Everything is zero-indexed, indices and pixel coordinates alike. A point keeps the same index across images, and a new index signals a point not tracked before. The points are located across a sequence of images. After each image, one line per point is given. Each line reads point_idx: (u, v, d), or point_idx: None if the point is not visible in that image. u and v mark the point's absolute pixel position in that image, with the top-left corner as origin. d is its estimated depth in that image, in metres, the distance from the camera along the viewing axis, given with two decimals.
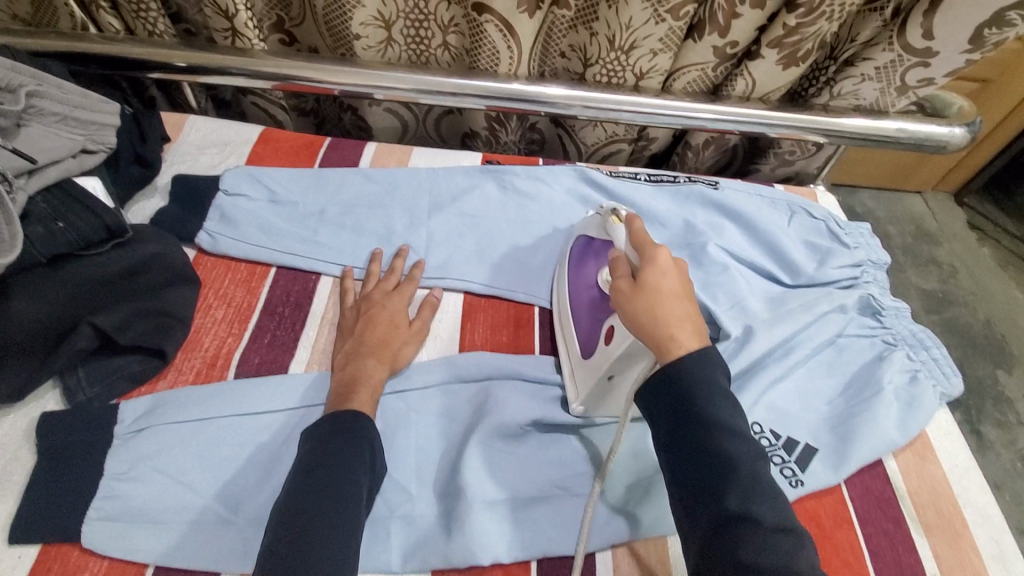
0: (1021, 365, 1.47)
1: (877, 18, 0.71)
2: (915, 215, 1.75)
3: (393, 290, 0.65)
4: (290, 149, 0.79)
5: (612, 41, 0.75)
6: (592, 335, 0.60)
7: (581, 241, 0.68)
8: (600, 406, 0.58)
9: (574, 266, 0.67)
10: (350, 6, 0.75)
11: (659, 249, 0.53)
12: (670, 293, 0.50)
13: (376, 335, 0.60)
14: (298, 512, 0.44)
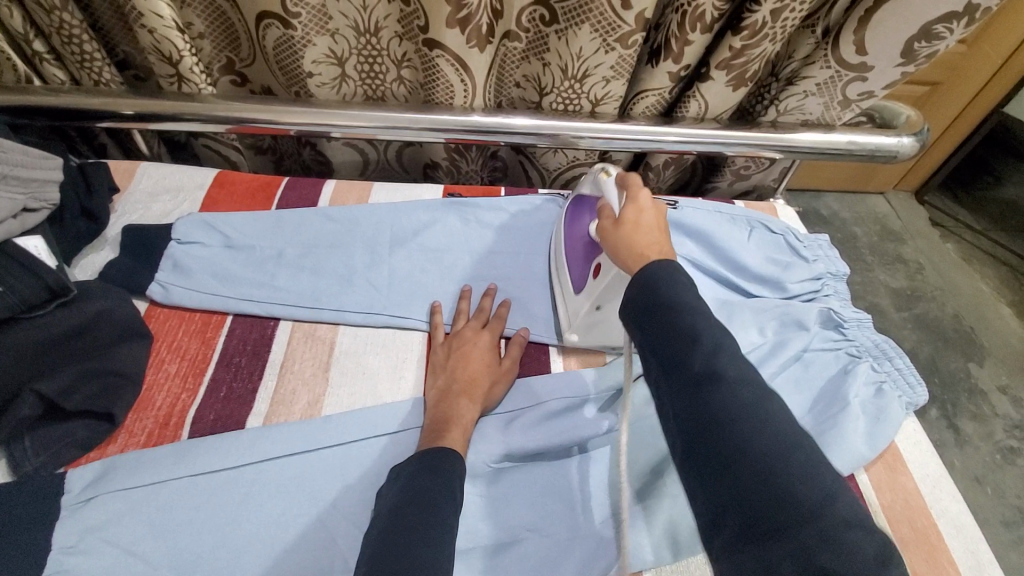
0: (990, 357, 1.50)
1: (811, 35, 0.74)
2: (879, 215, 1.79)
3: (483, 328, 0.66)
4: (246, 192, 0.78)
5: (565, 70, 0.76)
6: (582, 275, 0.67)
7: (576, 200, 0.72)
8: (588, 336, 0.67)
9: (573, 217, 0.71)
10: (301, 46, 0.75)
11: (642, 192, 0.56)
12: (649, 226, 0.52)
13: (467, 372, 0.61)
14: (417, 515, 0.44)
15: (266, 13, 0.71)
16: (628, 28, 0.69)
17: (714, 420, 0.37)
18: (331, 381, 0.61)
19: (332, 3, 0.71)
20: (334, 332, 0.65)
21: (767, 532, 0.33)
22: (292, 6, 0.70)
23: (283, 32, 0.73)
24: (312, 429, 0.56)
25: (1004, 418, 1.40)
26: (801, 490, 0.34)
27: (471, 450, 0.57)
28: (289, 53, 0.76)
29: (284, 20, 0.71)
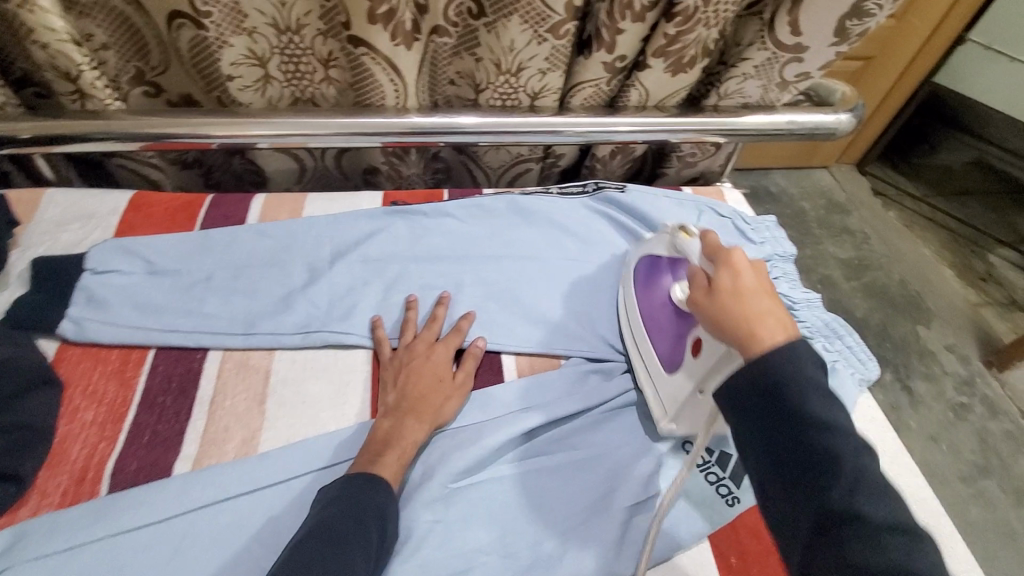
0: (937, 319, 1.56)
1: (757, 21, 0.73)
2: (825, 189, 1.84)
3: (434, 343, 0.63)
4: (165, 213, 0.72)
5: (498, 65, 0.73)
6: (675, 353, 0.58)
7: (646, 260, 0.65)
8: (685, 423, 0.57)
9: (647, 275, 0.64)
10: (217, 46, 0.68)
11: (733, 250, 0.49)
12: (751, 292, 0.46)
13: (419, 391, 0.57)
14: (334, 541, 0.42)
15: (177, 12, 0.66)
16: (558, 17, 0.66)
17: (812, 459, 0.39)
18: (268, 414, 0.57)
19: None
20: (269, 359, 0.61)
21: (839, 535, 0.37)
22: (201, 5, 0.64)
23: (196, 32, 0.68)
24: (248, 469, 0.52)
25: (953, 375, 1.46)
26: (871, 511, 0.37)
27: (427, 473, 0.55)
28: (207, 53, 0.70)
29: (196, 19, 0.66)
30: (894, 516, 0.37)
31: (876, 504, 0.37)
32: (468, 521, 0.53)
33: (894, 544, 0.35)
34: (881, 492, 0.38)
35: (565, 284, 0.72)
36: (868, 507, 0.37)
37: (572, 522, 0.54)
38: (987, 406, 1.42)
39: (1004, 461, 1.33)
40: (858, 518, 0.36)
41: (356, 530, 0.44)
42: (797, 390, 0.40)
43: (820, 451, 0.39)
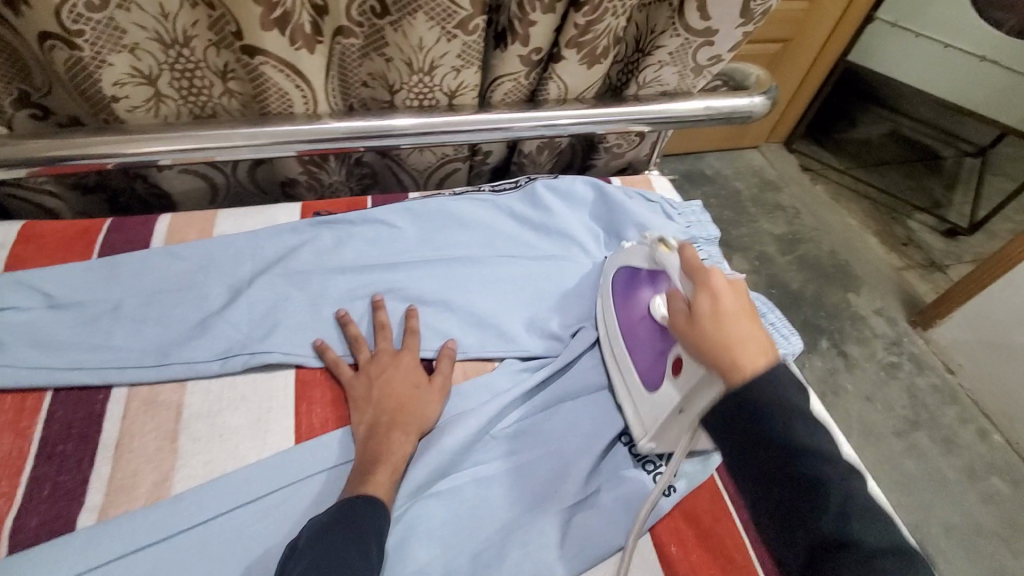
0: (865, 285, 1.64)
1: (666, 7, 0.73)
2: (756, 168, 1.90)
3: (392, 355, 0.60)
4: (57, 242, 0.66)
5: (410, 64, 0.71)
6: (654, 367, 0.58)
7: (623, 272, 0.66)
8: (667, 442, 0.57)
9: (625, 291, 0.64)
10: (94, 67, 0.63)
11: (710, 272, 0.52)
12: (736, 316, 0.49)
13: (396, 401, 0.56)
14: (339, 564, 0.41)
15: (46, 34, 0.58)
16: (465, 13, 0.65)
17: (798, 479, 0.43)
18: (182, 452, 0.53)
19: (120, 14, 0.61)
20: (180, 393, 0.56)
21: (829, 555, 0.41)
22: (72, 23, 0.58)
23: (69, 55, 0.61)
24: (161, 515, 0.48)
25: (882, 337, 1.54)
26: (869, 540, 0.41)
27: None
28: (81, 77, 0.63)
29: (68, 40, 0.59)
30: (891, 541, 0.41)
31: (867, 530, 0.41)
32: (404, 541, 0.51)
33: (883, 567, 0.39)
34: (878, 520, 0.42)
35: (498, 283, 0.70)
36: (855, 530, 0.41)
37: (510, 529, 0.53)
38: (914, 363, 1.51)
39: (933, 413, 1.43)
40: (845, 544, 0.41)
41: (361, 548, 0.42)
42: (776, 416, 0.44)
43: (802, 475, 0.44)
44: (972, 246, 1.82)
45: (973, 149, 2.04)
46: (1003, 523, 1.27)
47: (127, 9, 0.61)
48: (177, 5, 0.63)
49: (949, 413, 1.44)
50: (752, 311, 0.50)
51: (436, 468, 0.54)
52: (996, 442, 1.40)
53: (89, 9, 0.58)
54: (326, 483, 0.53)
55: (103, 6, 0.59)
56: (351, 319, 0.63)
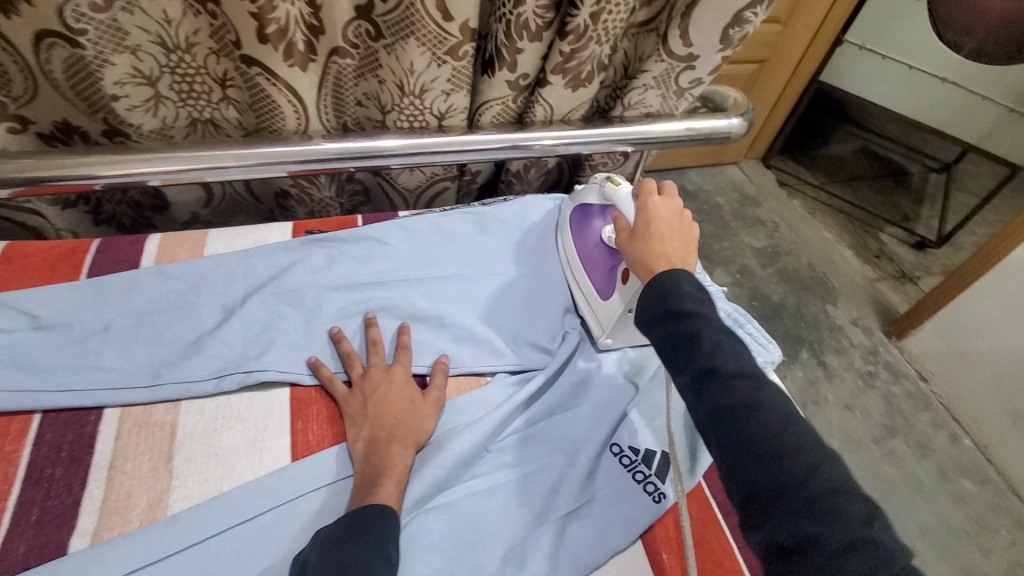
0: (842, 297, 1.70)
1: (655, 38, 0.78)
2: (734, 184, 1.96)
3: (385, 371, 0.61)
4: (46, 262, 0.66)
5: (401, 87, 0.73)
6: (607, 281, 0.68)
7: (578, 209, 0.74)
8: (622, 332, 0.69)
9: (579, 225, 0.73)
10: (97, 67, 0.63)
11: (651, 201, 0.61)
12: (669, 230, 0.59)
13: (392, 416, 0.57)
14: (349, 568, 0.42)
15: (45, 32, 0.59)
16: (456, 39, 0.67)
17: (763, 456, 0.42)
18: (177, 472, 0.53)
19: (124, 15, 0.61)
20: (174, 413, 0.57)
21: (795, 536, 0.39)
22: (74, 22, 0.59)
23: (72, 52, 0.62)
24: (156, 535, 0.48)
25: (859, 347, 1.59)
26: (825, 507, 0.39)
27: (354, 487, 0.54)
28: (82, 74, 0.64)
29: (70, 38, 0.60)
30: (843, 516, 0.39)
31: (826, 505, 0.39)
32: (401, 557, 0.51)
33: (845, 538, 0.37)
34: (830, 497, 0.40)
35: (488, 298, 0.71)
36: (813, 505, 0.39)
37: (506, 540, 0.54)
38: (890, 372, 1.56)
39: (908, 421, 1.47)
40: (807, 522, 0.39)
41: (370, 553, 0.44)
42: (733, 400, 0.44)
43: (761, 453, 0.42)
44: (940, 258, 1.89)
45: (939, 165, 2.13)
46: (976, 525, 1.31)
47: (131, 12, 0.61)
48: (180, 12, 0.64)
49: (923, 420, 1.48)
50: (684, 230, 0.59)
51: (434, 482, 0.55)
52: (966, 446, 1.45)
53: (93, 10, 0.58)
54: (324, 499, 0.53)
55: (107, 6, 0.59)
56: (344, 336, 0.64)
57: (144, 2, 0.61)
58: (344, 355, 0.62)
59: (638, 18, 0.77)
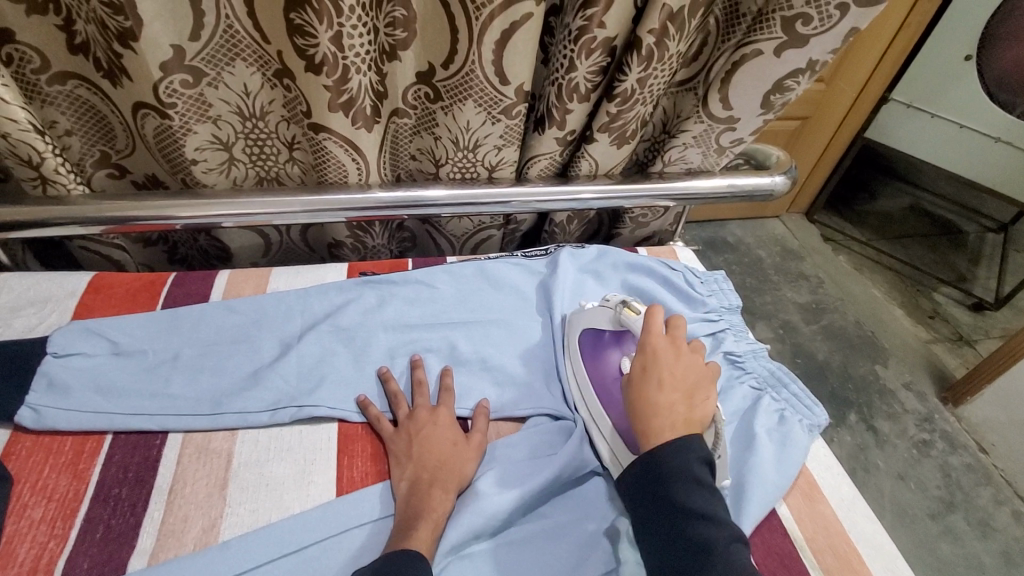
0: (892, 357, 1.63)
1: (692, 95, 0.81)
2: (778, 237, 1.94)
3: (431, 413, 0.62)
4: (126, 293, 0.71)
5: (456, 143, 0.78)
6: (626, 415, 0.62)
7: (587, 335, 0.70)
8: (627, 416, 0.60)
9: (593, 362, 0.68)
10: (181, 135, 0.69)
11: (673, 368, 0.58)
12: (672, 376, 0.58)
13: (435, 459, 0.58)
14: None
15: (141, 103, 0.66)
16: (509, 100, 0.72)
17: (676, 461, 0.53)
18: (230, 499, 0.56)
19: (210, 90, 0.67)
20: (231, 441, 0.60)
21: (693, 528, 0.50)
22: (167, 96, 0.65)
23: (161, 121, 0.68)
24: (207, 561, 0.50)
25: (913, 413, 1.51)
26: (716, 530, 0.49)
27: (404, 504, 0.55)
28: (169, 144, 0.71)
29: (160, 109, 0.66)
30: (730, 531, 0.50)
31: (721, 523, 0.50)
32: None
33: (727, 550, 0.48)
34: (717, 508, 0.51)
35: (530, 344, 0.73)
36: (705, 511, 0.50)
37: None
38: (946, 440, 1.47)
39: (966, 494, 1.38)
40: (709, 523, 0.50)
41: None
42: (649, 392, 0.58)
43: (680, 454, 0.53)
44: (999, 322, 1.80)
45: (994, 224, 2.05)
46: None
47: (215, 86, 0.67)
48: (258, 85, 0.70)
49: (982, 494, 1.38)
50: (699, 387, 0.58)
51: (467, 531, 0.55)
52: None
53: (184, 86, 0.65)
54: (367, 533, 0.55)
55: (196, 83, 0.66)
56: (392, 376, 0.67)
57: (227, 78, 0.67)
58: (393, 393, 0.64)
59: (677, 79, 0.81)
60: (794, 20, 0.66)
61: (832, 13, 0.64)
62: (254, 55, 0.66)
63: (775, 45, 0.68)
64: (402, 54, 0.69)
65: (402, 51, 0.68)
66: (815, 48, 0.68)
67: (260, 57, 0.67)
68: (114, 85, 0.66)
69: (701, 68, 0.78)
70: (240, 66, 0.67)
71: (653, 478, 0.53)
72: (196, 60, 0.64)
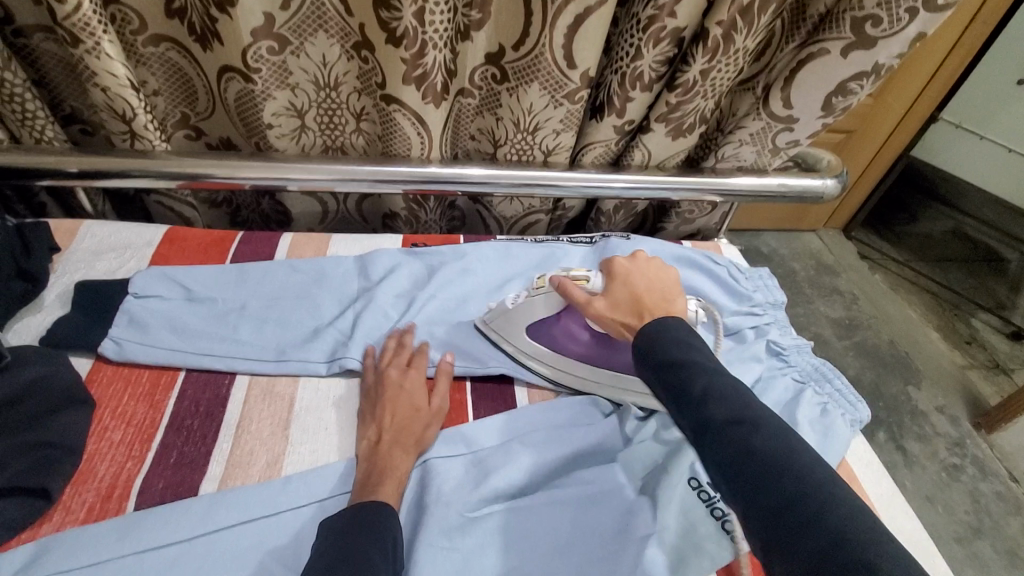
0: (926, 379, 1.60)
1: (751, 95, 0.82)
2: (813, 251, 1.92)
3: (412, 373, 0.63)
4: (198, 248, 0.75)
5: (517, 124, 0.80)
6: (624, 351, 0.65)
7: (531, 330, 0.68)
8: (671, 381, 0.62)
9: (547, 337, 0.68)
10: (261, 99, 0.74)
11: (648, 280, 0.60)
12: (652, 286, 0.59)
13: (398, 421, 0.58)
14: (355, 561, 0.43)
15: (228, 67, 0.71)
16: (574, 85, 0.74)
17: (737, 455, 0.42)
18: (292, 439, 0.59)
19: (292, 59, 0.71)
20: (293, 387, 0.63)
21: (803, 527, 0.38)
22: (253, 62, 0.69)
23: (244, 85, 0.72)
24: (272, 492, 0.53)
25: (945, 436, 1.48)
26: (807, 502, 0.38)
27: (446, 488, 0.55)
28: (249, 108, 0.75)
29: (245, 72, 0.70)
30: (845, 515, 0.37)
31: (827, 505, 0.38)
32: (464, 529, 0.53)
33: (848, 537, 0.36)
34: (823, 493, 0.39)
35: None
36: (811, 503, 0.38)
37: (580, 551, 0.54)
38: (977, 467, 1.44)
39: (995, 522, 1.34)
40: (812, 521, 0.37)
41: (376, 547, 0.45)
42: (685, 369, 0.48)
43: (736, 447, 0.43)
44: None
45: None
46: None
47: (298, 56, 0.71)
48: (337, 56, 0.73)
49: (1013, 524, 1.35)
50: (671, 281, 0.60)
51: (514, 481, 0.57)
52: None
53: (270, 53, 0.69)
54: (417, 478, 0.57)
55: (281, 50, 0.70)
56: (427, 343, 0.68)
57: (310, 48, 0.71)
58: (406, 354, 0.65)
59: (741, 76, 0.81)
60: (864, 22, 0.67)
61: (902, 16, 0.65)
62: (337, 28, 0.70)
63: (842, 45, 0.69)
64: (475, 34, 0.71)
65: (475, 32, 0.71)
66: (881, 52, 0.69)
67: (342, 29, 0.70)
68: (203, 49, 0.70)
69: (764, 67, 0.79)
70: (323, 37, 0.71)
71: (708, 433, 0.44)
72: (284, 29, 0.68)
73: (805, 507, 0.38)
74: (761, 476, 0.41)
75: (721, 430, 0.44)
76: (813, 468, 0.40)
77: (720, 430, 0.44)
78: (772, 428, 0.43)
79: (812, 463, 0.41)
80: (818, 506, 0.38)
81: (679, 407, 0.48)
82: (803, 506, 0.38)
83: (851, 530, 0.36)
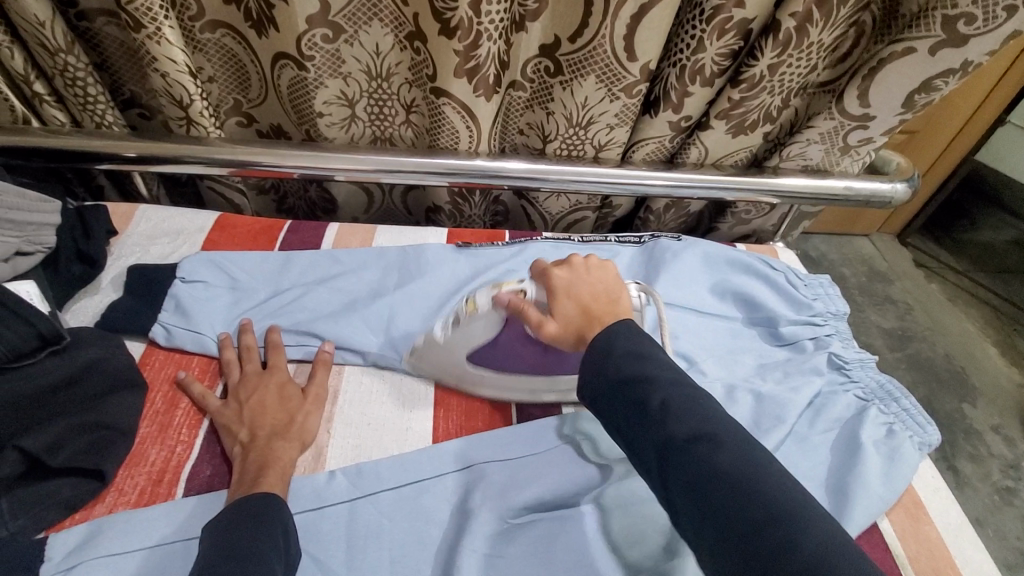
0: (983, 397, 1.51)
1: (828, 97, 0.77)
2: (865, 256, 1.83)
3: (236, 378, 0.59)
4: (246, 235, 0.76)
5: (569, 119, 0.77)
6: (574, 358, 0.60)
7: (472, 357, 0.61)
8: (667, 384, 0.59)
9: (490, 360, 0.61)
10: (314, 86, 0.73)
11: (591, 287, 0.55)
12: (595, 292, 0.54)
13: (270, 420, 0.55)
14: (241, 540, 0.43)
15: (283, 53, 0.70)
16: (632, 78, 0.71)
17: (704, 478, 0.40)
18: (335, 433, 0.59)
19: (346, 47, 0.71)
20: (338, 379, 0.63)
21: (773, 555, 0.35)
22: (308, 50, 0.69)
23: (297, 73, 0.72)
24: (317, 486, 0.53)
25: (1000, 459, 1.39)
26: (778, 530, 0.36)
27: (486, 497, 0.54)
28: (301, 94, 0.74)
29: (300, 59, 0.70)
30: (818, 541, 0.35)
31: (803, 532, 0.36)
32: (506, 537, 0.52)
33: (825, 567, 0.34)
34: (792, 518, 0.36)
35: None
36: (784, 531, 0.36)
37: (626, 565, 0.52)
38: None
39: None
40: (789, 550, 0.35)
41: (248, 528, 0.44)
42: (640, 384, 0.45)
43: (702, 469, 0.40)
44: None
45: None
46: None
47: (352, 44, 0.71)
48: (390, 46, 0.72)
49: None
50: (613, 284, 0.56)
51: (555, 490, 0.55)
52: None
53: (325, 40, 0.69)
54: (461, 481, 0.56)
55: (335, 38, 0.70)
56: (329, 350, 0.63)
57: (363, 37, 0.70)
58: (255, 355, 0.61)
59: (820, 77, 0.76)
60: (956, 19, 0.61)
61: (999, 14, 0.59)
62: (391, 16, 0.68)
63: (930, 44, 0.64)
64: (530, 25, 0.69)
65: (531, 22, 0.68)
66: (971, 49, 0.63)
67: (397, 18, 0.69)
68: (258, 35, 0.70)
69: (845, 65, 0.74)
70: (378, 26, 0.70)
71: (673, 451, 0.42)
72: (338, 16, 0.68)
73: (778, 534, 0.36)
74: (732, 499, 0.38)
75: (689, 454, 0.41)
76: (781, 488, 0.38)
77: (684, 450, 0.41)
78: (733, 444, 0.41)
79: (781, 482, 0.39)
80: (789, 533, 0.36)
81: (638, 427, 0.44)
82: (772, 534, 0.36)
83: (825, 558, 0.34)
